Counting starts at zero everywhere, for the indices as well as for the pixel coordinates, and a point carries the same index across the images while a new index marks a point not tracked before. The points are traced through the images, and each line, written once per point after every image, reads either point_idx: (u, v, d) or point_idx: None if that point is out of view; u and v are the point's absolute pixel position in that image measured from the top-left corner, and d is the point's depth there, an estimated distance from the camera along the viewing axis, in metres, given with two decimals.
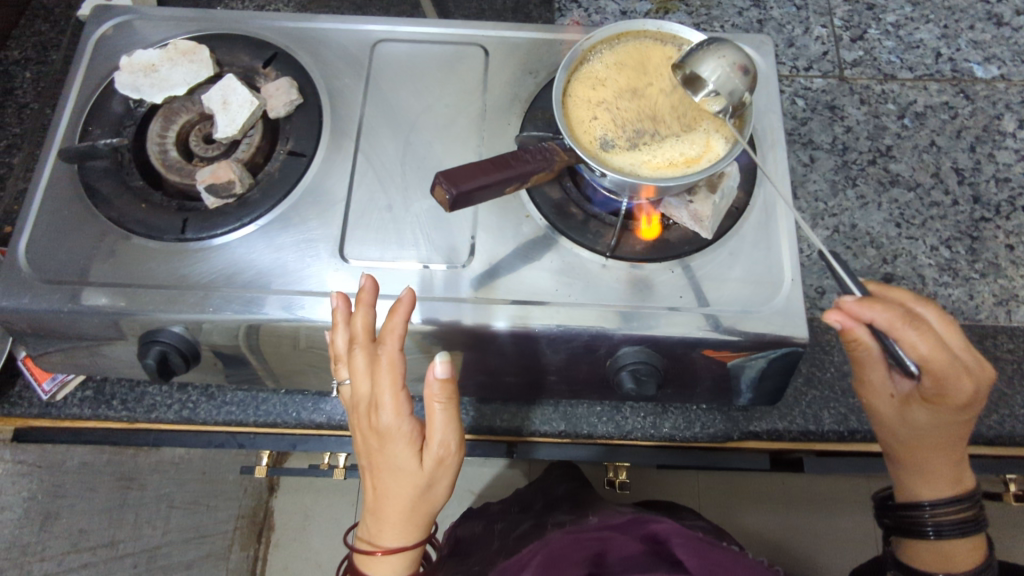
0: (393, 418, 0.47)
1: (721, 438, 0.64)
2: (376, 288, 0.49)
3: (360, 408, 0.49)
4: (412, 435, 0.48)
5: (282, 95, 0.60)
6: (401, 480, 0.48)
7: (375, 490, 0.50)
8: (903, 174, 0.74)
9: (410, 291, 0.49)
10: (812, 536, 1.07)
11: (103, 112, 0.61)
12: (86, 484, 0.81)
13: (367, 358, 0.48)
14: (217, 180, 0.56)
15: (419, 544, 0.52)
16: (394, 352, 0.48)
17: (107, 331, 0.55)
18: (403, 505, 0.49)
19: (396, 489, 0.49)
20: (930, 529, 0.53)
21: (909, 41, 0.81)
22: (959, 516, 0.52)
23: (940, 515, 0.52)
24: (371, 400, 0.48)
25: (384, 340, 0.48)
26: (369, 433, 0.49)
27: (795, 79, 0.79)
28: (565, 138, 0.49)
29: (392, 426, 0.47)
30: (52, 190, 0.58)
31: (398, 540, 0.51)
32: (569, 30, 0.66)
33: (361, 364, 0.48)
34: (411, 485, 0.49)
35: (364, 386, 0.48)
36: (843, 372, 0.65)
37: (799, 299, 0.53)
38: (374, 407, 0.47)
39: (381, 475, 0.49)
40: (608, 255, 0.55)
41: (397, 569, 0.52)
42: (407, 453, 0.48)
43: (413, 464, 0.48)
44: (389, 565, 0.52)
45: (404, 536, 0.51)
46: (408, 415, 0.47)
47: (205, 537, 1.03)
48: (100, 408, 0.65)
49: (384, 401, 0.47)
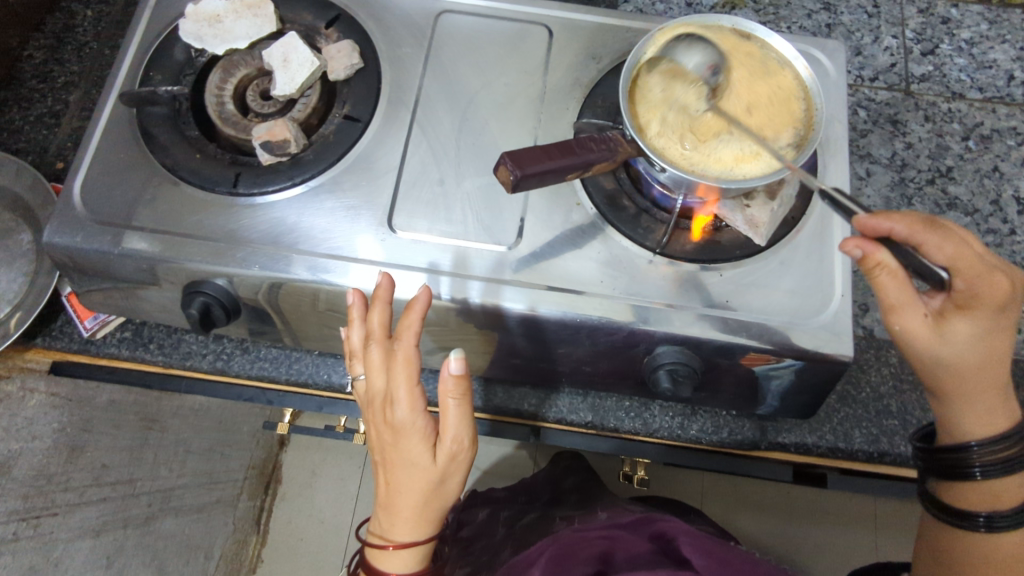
0: (407, 413, 0.48)
1: (747, 446, 0.63)
2: (392, 285, 0.49)
3: (374, 403, 0.50)
4: (426, 430, 0.49)
5: (343, 58, 0.60)
6: (413, 474, 0.49)
7: (387, 485, 0.51)
8: (962, 198, 0.72)
9: (427, 288, 0.49)
10: (814, 549, 1.06)
11: (165, 58, 0.61)
12: (112, 420, 0.83)
13: (382, 353, 0.49)
14: (273, 137, 0.56)
15: (429, 538, 0.53)
16: (410, 348, 0.48)
17: (145, 275, 0.56)
18: (415, 500, 0.50)
19: (408, 484, 0.50)
20: (976, 470, 0.48)
21: (982, 60, 0.79)
22: (1005, 456, 0.47)
23: (987, 453, 0.47)
24: (386, 396, 0.49)
25: (400, 336, 0.48)
26: (383, 427, 0.50)
27: (859, 89, 0.77)
28: (628, 130, 0.49)
29: (407, 422, 0.48)
30: (110, 130, 0.59)
31: (410, 535, 0.52)
32: (638, 17, 0.64)
33: (377, 360, 0.49)
34: (424, 480, 0.49)
35: (379, 382, 0.49)
36: (877, 393, 0.65)
37: (847, 315, 0.52)
38: (388, 402, 0.48)
39: (393, 470, 0.50)
40: (657, 252, 0.55)
41: (408, 562, 0.53)
42: (422, 448, 0.49)
43: (426, 459, 0.49)
44: (400, 558, 0.53)
45: (415, 530, 0.52)
46: (422, 410, 0.48)
47: (217, 483, 1.04)
48: (137, 350, 0.66)
49: (400, 396, 0.48)
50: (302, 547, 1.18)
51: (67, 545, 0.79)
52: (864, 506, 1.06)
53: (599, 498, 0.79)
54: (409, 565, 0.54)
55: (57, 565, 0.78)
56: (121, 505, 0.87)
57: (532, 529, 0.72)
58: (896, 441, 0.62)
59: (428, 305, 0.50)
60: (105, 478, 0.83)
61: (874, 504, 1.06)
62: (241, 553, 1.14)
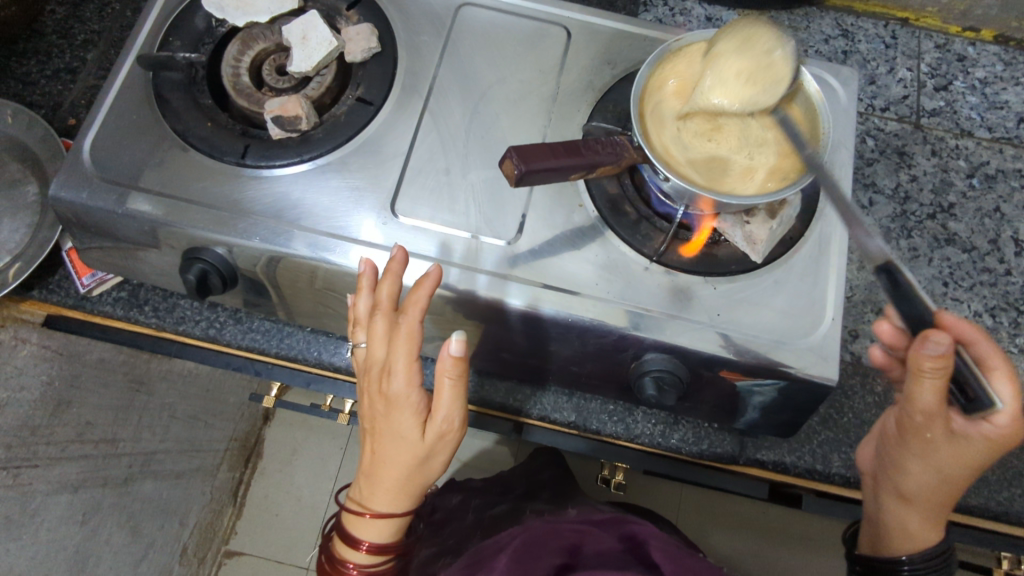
0: (403, 385, 0.50)
1: (726, 459, 0.64)
2: (405, 260, 0.51)
3: (372, 372, 0.52)
4: (419, 406, 0.50)
5: (362, 41, 0.60)
6: (401, 447, 0.51)
7: (373, 453, 0.53)
8: (961, 235, 0.73)
9: (438, 266, 0.50)
10: (783, 568, 1.06)
11: (185, 25, 0.62)
12: (99, 380, 0.83)
13: (386, 325, 0.51)
14: (285, 113, 0.57)
15: (407, 512, 0.55)
16: (413, 323, 0.50)
17: (146, 237, 0.57)
18: (398, 473, 0.52)
19: (394, 456, 0.52)
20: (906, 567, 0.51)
21: (994, 100, 0.79)
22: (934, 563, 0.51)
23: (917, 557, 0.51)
24: (384, 366, 0.51)
25: (406, 310, 0.50)
26: (377, 397, 0.52)
27: (869, 118, 0.78)
28: (635, 136, 0.49)
29: (401, 395, 0.50)
30: (124, 90, 0.59)
31: (388, 506, 0.54)
32: (656, 27, 0.65)
33: (381, 330, 0.51)
34: (410, 454, 0.51)
35: (379, 352, 0.51)
36: (859, 419, 0.65)
37: (835, 340, 0.53)
38: (387, 372, 0.50)
39: (381, 440, 0.52)
40: (653, 259, 0.55)
41: (382, 531, 0.56)
42: (412, 423, 0.51)
43: (415, 434, 0.51)
44: (376, 526, 0.56)
45: (393, 502, 0.54)
46: (418, 386, 0.50)
47: (198, 451, 1.04)
48: (131, 311, 0.67)
49: (397, 367, 0.49)
50: (277, 523, 1.18)
51: (45, 497, 0.81)
52: (837, 532, 1.07)
53: (575, 498, 0.80)
54: (383, 534, 0.56)
55: (32, 518, 0.80)
56: (102, 464, 0.87)
57: (505, 521, 0.73)
58: None
59: (438, 284, 0.51)
60: (88, 436, 0.83)
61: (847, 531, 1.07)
62: (215, 522, 1.14)
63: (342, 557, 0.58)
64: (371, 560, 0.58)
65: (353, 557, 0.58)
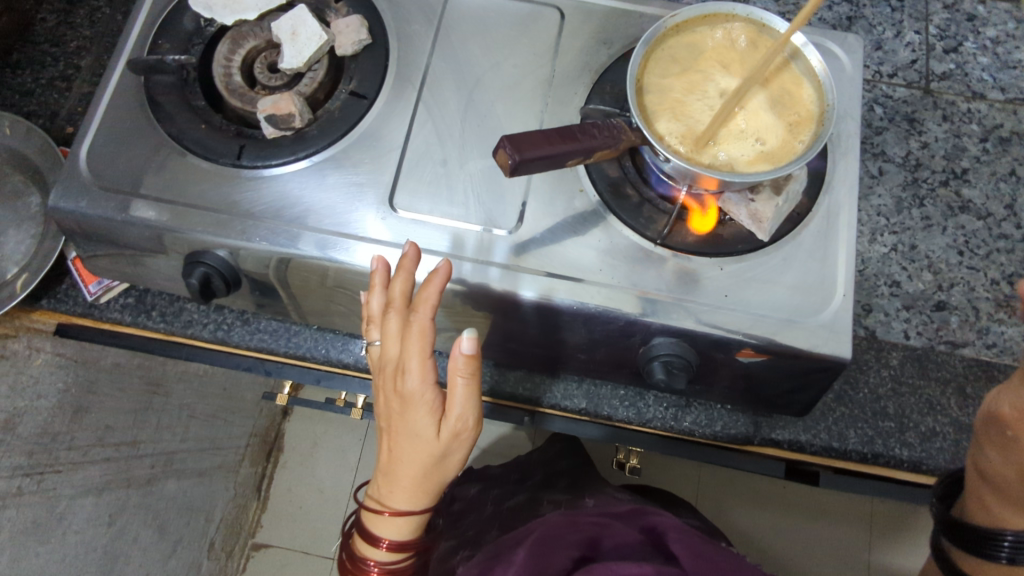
0: (418, 383, 0.50)
1: (740, 440, 0.64)
2: (417, 257, 0.50)
3: (386, 370, 0.52)
4: (434, 404, 0.50)
5: (351, 34, 0.59)
6: (417, 446, 0.51)
7: (390, 451, 0.53)
8: (976, 201, 0.71)
9: (448, 262, 0.50)
10: (806, 541, 1.06)
11: (175, 27, 0.61)
12: (115, 383, 0.84)
13: (400, 323, 0.50)
14: (278, 111, 0.56)
15: (425, 509, 0.56)
16: (425, 321, 0.49)
17: (151, 243, 0.56)
18: (416, 471, 0.52)
19: (411, 454, 0.52)
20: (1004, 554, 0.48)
21: (1006, 59, 0.77)
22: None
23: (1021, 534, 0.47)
24: (398, 364, 0.51)
25: (418, 308, 0.49)
26: (393, 396, 0.52)
27: (877, 85, 0.76)
28: (632, 118, 0.48)
29: (415, 392, 0.50)
30: (117, 97, 0.59)
31: (407, 504, 0.55)
32: (651, 2, 0.63)
33: (395, 328, 0.50)
34: (426, 453, 0.51)
35: (394, 349, 0.51)
36: (876, 395, 0.64)
37: (848, 316, 0.51)
38: (400, 371, 0.50)
39: (398, 439, 0.52)
40: (658, 242, 0.54)
41: (402, 529, 0.56)
42: (427, 421, 0.50)
43: (430, 432, 0.51)
44: (397, 524, 0.56)
45: (412, 500, 0.54)
46: (432, 383, 0.50)
47: (219, 449, 1.04)
48: (139, 316, 0.67)
49: (411, 366, 0.49)
50: None
51: (70, 500, 0.84)
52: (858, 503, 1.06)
53: (591, 484, 0.80)
54: (402, 532, 0.57)
55: (60, 520, 0.84)
56: (124, 465, 0.89)
57: (521, 510, 0.74)
58: (890, 443, 0.63)
59: (448, 279, 0.51)
60: (108, 439, 0.85)
61: (870, 501, 1.05)
62: (240, 518, 1.13)
63: (363, 555, 0.59)
64: (392, 557, 0.59)
65: (374, 555, 0.59)
